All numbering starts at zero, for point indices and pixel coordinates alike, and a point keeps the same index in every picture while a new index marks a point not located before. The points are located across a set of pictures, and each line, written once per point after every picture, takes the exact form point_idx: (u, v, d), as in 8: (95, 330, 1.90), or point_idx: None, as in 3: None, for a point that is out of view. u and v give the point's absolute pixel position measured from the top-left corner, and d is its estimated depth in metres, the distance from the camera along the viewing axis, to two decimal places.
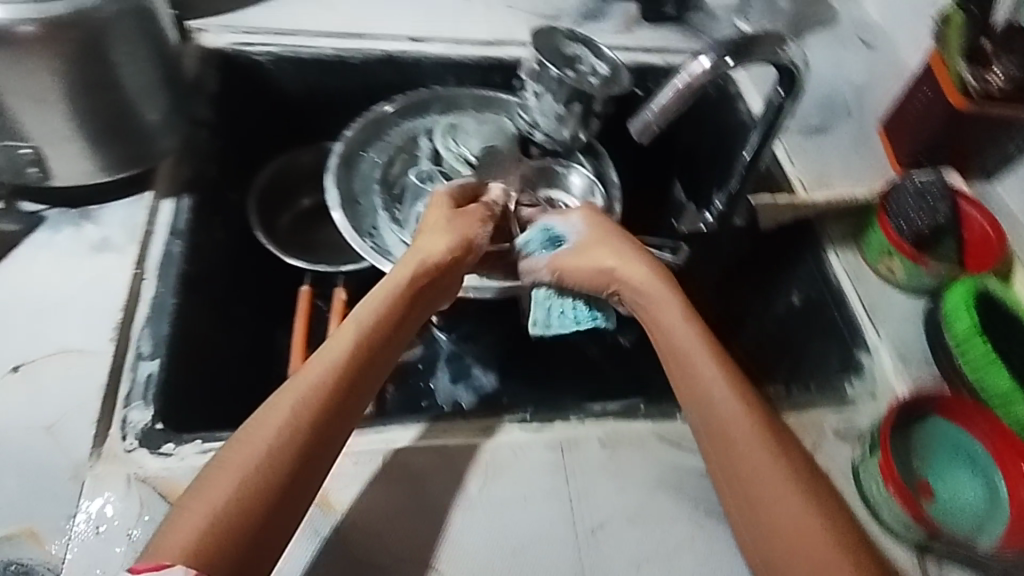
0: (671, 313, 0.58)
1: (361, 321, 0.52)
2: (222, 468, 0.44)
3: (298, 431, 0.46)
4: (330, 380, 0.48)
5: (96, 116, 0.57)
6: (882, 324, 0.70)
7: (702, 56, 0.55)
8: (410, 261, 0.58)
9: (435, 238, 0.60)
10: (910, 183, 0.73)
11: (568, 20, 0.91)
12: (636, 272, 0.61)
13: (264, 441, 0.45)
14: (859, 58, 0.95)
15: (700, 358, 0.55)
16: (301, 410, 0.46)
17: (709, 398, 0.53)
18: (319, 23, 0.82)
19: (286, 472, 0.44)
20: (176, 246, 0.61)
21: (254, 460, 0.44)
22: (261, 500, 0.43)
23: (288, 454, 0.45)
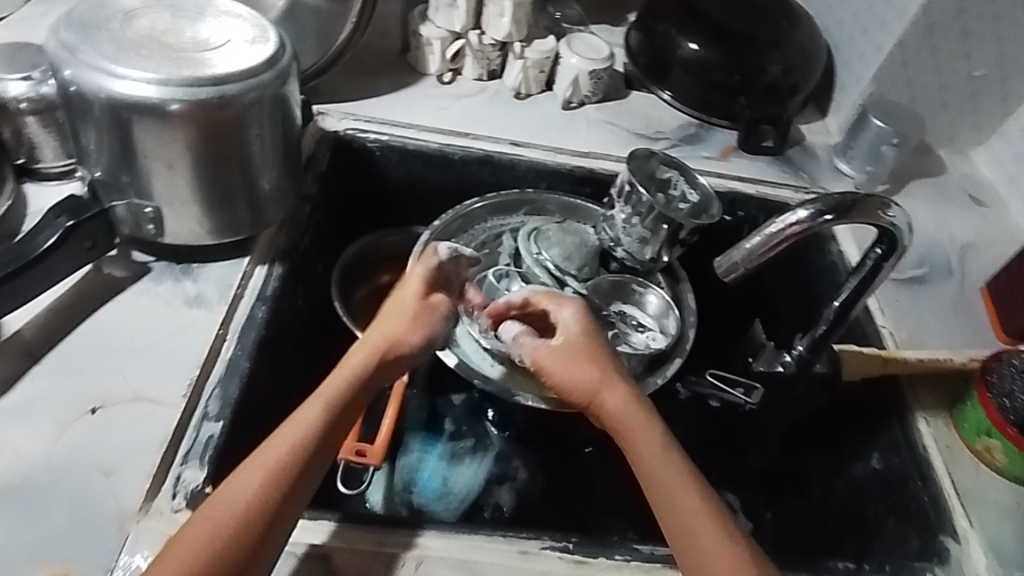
0: (634, 425, 0.57)
1: (328, 392, 0.54)
2: (190, 538, 0.45)
3: (271, 493, 0.48)
4: (300, 443, 0.51)
5: (218, 185, 0.63)
6: (974, 510, 0.64)
7: (801, 208, 0.55)
8: (369, 339, 0.59)
9: (392, 314, 0.62)
10: (1011, 362, 0.67)
11: (664, 142, 0.93)
12: (611, 390, 0.60)
13: (238, 502, 0.47)
14: (962, 217, 0.92)
15: (657, 459, 0.55)
16: (275, 469, 0.49)
17: (681, 506, 0.53)
18: (430, 120, 0.87)
19: (261, 527, 0.47)
20: (260, 310, 0.64)
21: (234, 514, 0.46)
22: (239, 551, 0.46)
23: (260, 517, 0.47)
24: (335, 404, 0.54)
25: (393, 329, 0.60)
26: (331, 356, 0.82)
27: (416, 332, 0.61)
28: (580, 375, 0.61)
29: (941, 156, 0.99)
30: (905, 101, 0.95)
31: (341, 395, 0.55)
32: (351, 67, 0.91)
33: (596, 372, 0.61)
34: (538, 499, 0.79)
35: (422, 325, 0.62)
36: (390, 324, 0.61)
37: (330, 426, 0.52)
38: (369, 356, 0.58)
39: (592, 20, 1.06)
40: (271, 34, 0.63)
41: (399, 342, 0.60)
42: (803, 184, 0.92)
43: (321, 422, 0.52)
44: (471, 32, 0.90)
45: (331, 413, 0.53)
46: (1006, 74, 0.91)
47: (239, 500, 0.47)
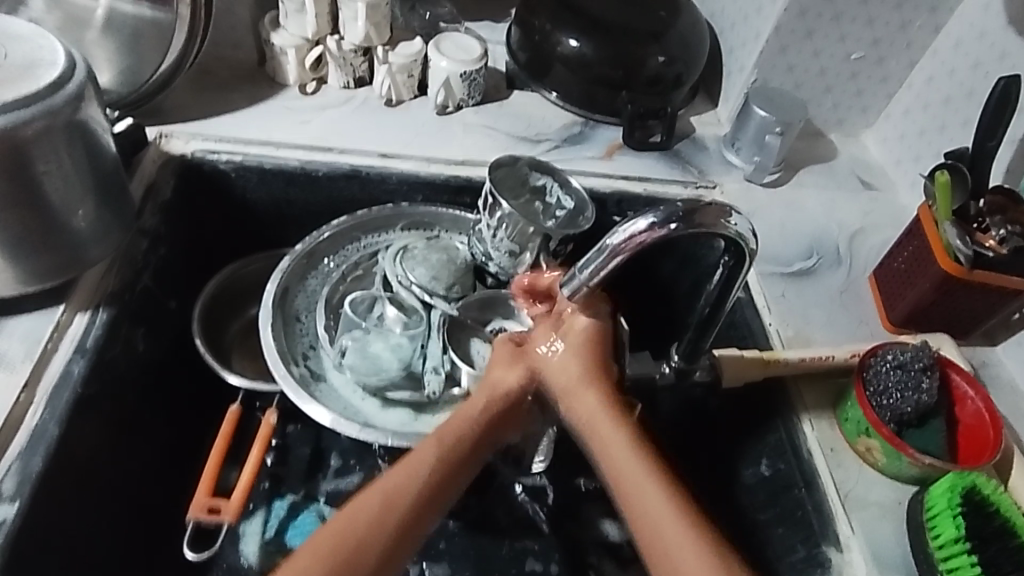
0: (619, 441, 0.55)
1: (455, 434, 0.55)
2: (312, 551, 0.48)
3: (387, 525, 0.49)
4: (422, 484, 0.52)
5: (11, 229, 0.55)
6: (856, 513, 0.61)
7: (642, 217, 0.52)
8: (487, 388, 0.59)
9: (509, 365, 0.61)
10: (889, 355, 0.64)
11: (547, 143, 0.89)
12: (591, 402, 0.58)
13: (354, 527, 0.49)
14: (853, 201, 0.90)
15: (649, 493, 0.52)
16: (391, 502, 0.50)
17: (655, 531, 0.50)
18: (288, 134, 0.81)
19: (372, 558, 0.48)
20: (76, 365, 0.58)
21: (353, 539, 0.48)
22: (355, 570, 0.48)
23: (377, 545, 0.49)
24: (450, 449, 0.54)
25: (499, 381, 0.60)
26: (190, 400, 0.75)
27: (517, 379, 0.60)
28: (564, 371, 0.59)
29: (831, 139, 0.97)
30: (789, 87, 0.93)
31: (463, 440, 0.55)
32: (201, 83, 0.84)
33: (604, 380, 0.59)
34: (431, 531, 0.73)
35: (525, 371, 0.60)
36: (507, 377, 0.60)
37: (447, 471, 0.53)
38: (486, 406, 0.58)
39: (470, 18, 1.01)
40: (58, 55, 0.56)
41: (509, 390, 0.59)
42: (692, 178, 0.89)
43: (439, 469, 0.53)
44: (328, 38, 0.84)
45: (446, 459, 0.54)
46: (883, 55, 0.90)
47: (364, 522, 0.49)
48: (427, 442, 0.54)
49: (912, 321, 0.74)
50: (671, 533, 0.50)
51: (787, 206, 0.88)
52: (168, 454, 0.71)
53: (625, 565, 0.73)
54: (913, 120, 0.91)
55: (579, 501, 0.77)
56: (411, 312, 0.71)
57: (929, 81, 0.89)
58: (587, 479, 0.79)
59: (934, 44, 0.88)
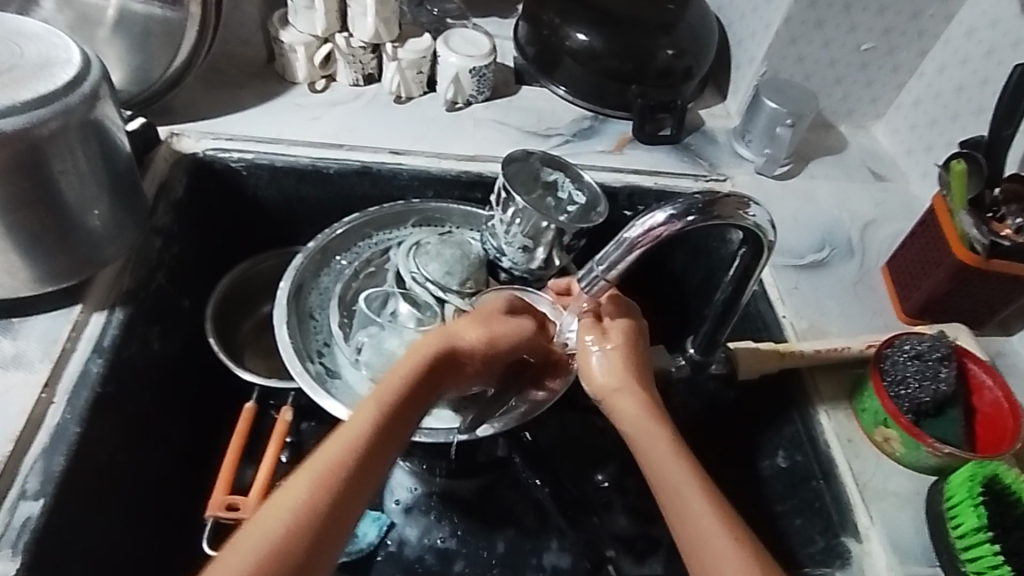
0: (654, 440, 0.54)
1: (391, 394, 0.54)
2: (240, 543, 0.44)
3: (318, 506, 0.46)
4: (356, 454, 0.49)
5: (26, 228, 0.55)
6: (875, 503, 0.61)
7: (659, 209, 0.52)
8: (436, 338, 0.58)
9: (473, 322, 0.60)
10: (905, 346, 0.64)
11: (557, 138, 0.89)
12: (627, 404, 0.56)
13: (283, 514, 0.46)
14: (865, 193, 0.90)
15: (691, 487, 0.50)
16: (327, 479, 0.48)
17: (692, 521, 0.48)
18: (299, 131, 0.81)
19: (302, 546, 0.45)
20: (95, 364, 0.58)
21: (282, 524, 0.45)
22: (287, 558, 0.44)
23: (309, 524, 0.46)
24: (387, 408, 0.53)
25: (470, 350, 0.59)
26: (206, 399, 0.75)
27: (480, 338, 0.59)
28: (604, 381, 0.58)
29: (840, 131, 0.97)
30: (800, 79, 0.92)
31: (398, 400, 0.53)
32: (211, 82, 0.84)
33: (623, 371, 0.58)
34: (448, 534, 0.73)
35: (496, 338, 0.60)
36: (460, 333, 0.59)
37: (384, 433, 0.52)
38: (428, 354, 0.57)
39: (477, 14, 1.00)
40: (72, 54, 0.56)
41: (460, 344, 0.59)
42: (702, 172, 0.88)
43: (373, 437, 0.51)
44: (337, 34, 0.84)
45: (384, 425, 0.52)
46: (893, 44, 0.89)
47: (287, 510, 0.46)
48: (365, 405, 0.52)
49: (927, 312, 0.74)
50: (709, 518, 0.48)
51: (798, 198, 0.88)
52: (186, 452, 0.71)
53: (641, 558, 0.73)
54: (924, 110, 0.91)
55: (597, 495, 0.77)
56: (425, 308, 0.71)
57: (941, 71, 0.88)
58: (604, 474, 0.78)
59: (946, 33, 0.88)
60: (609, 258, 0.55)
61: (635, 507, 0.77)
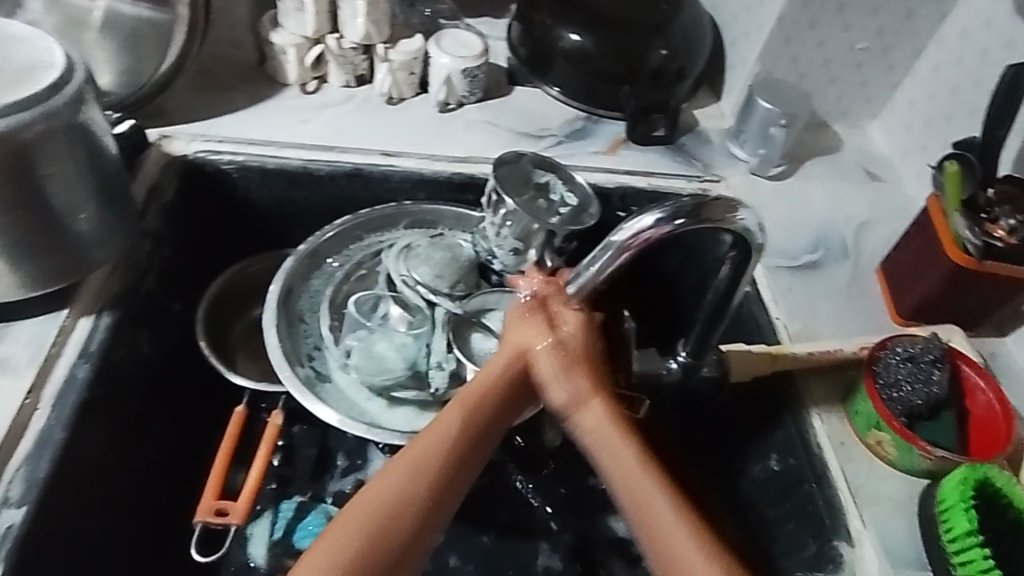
0: (597, 416, 0.52)
1: (478, 394, 0.53)
2: (339, 525, 0.45)
3: (414, 496, 0.47)
4: (447, 451, 0.49)
5: (11, 233, 0.54)
6: (867, 507, 0.61)
7: (648, 213, 0.52)
8: (511, 342, 0.55)
9: (529, 325, 0.55)
10: (899, 348, 0.64)
11: (550, 139, 0.88)
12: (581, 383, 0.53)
13: (378, 506, 0.46)
14: (859, 193, 0.89)
15: (631, 462, 0.50)
16: (418, 470, 0.48)
17: (639, 500, 0.48)
18: (289, 134, 0.80)
19: (403, 537, 0.46)
20: (81, 369, 0.58)
21: (376, 514, 0.45)
22: (387, 550, 0.45)
23: (405, 519, 0.46)
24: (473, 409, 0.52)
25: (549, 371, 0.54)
26: (196, 403, 0.75)
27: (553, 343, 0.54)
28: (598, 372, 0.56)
29: (835, 131, 0.97)
30: (794, 79, 0.92)
31: (484, 402, 0.53)
32: (202, 84, 0.84)
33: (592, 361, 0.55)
34: (440, 539, 0.73)
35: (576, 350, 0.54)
36: (524, 334, 0.55)
37: (470, 435, 0.51)
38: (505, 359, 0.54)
39: (470, 14, 1.00)
40: (56, 57, 0.56)
41: (532, 348, 0.55)
42: (696, 173, 0.88)
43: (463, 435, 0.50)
44: (328, 36, 0.83)
45: (469, 424, 0.51)
46: (888, 44, 0.89)
47: (382, 500, 0.46)
48: (453, 404, 0.52)
49: (921, 313, 0.74)
50: (655, 496, 0.48)
51: (793, 198, 0.87)
52: (175, 456, 0.71)
53: (634, 562, 0.72)
54: (918, 110, 0.90)
55: (590, 498, 0.76)
56: (415, 311, 0.71)
57: (935, 71, 0.88)
58: (597, 477, 0.78)
59: (940, 33, 0.87)
60: (596, 262, 0.54)
61: None
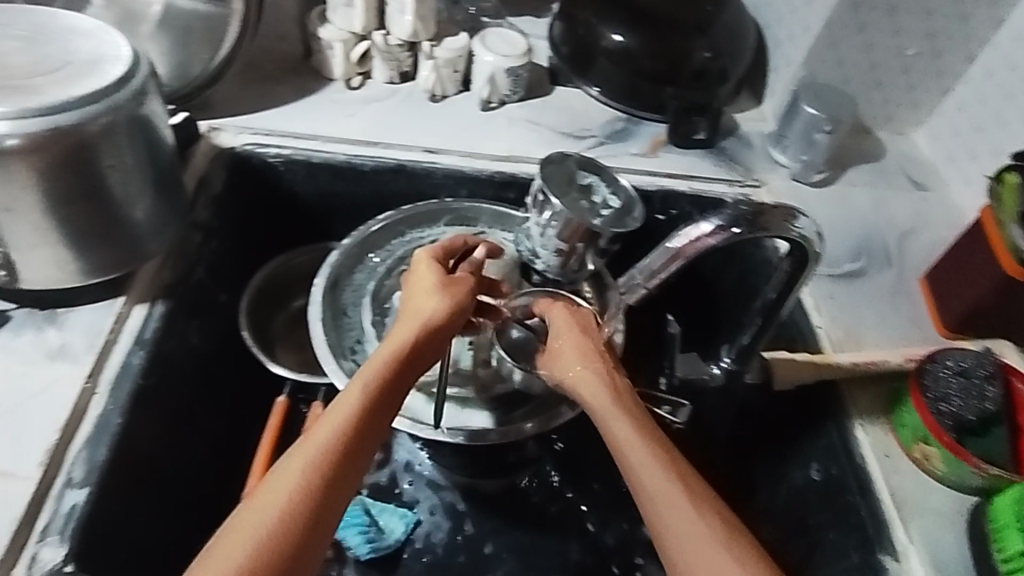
0: (604, 403, 0.56)
1: (371, 372, 0.53)
2: (223, 546, 0.44)
3: (309, 495, 0.47)
4: (334, 442, 0.49)
5: (73, 222, 0.55)
6: (913, 521, 0.60)
7: (705, 220, 0.52)
8: (409, 318, 0.57)
9: (420, 295, 0.59)
10: (948, 361, 0.63)
11: (591, 140, 0.88)
12: (566, 360, 0.59)
13: (266, 511, 0.45)
14: (903, 201, 0.88)
15: (631, 439, 0.53)
16: (311, 467, 0.47)
17: (646, 479, 0.50)
18: (335, 128, 0.81)
19: (294, 537, 0.45)
20: (137, 356, 0.59)
21: (262, 524, 0.45)
22: (276, 559, 0.44)
23: (298, 516, 0.46)
24: (378, 384, 0.52)
25: (564, 354, 0.59)
26: (240, 392, 0.76)
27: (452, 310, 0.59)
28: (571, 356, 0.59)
29: (879, 137, 0.95)
30: (839, 83, 0.90)
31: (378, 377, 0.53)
32: (249, 77, 0.84)
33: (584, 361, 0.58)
34: (474, 533, 0.73)
35: (586, 343, 0.59)
36: (421, 306, 0.58)
37: (378, 408, 0.51)
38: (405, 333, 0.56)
39: (512, 12, 1.00)
40: (122, 51, 0.57)
41: (430, 316, 0.57)
42: (738, 176, 0.87)
43: (361, 417, 0.50)
44: (375, 32, 0.84)
45: (370, 405, 0.51)
46: (938, 50, 0.87)
47: (277, 500, 0.46)
48: (351, 386, 0.52)
49: (968, 324, 0.73)
50: (656, 475, 0.50)
51: (835, 205, 0.87)
52: (219, 444, 0.72)
53: None
54: (968, 118, 0.89)
55: (624, 498, 0.77)
56: None
57: (987, 77, 0.86)
58: None
59: (992, 39, 0.86)
60: (649, 265, 0.55)
61: None
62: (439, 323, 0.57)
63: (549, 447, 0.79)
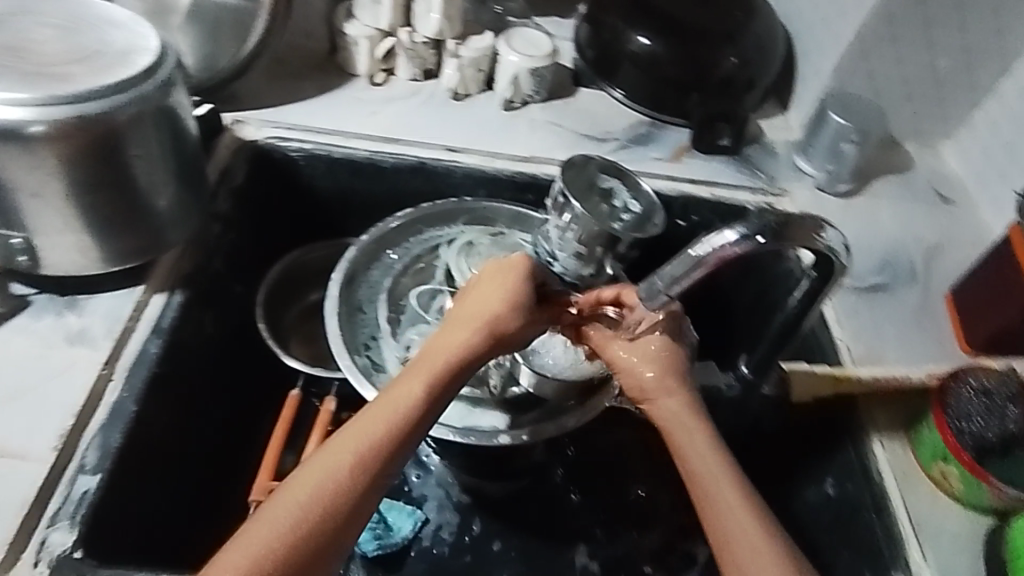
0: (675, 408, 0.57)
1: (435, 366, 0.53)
2: (277, 509, 0.46)
3: (361, 475, 0.48)
4: (392, 427, 0.50)
5: (96, 210, 0.56)
6: (929, 541, 0.59)
7: (727, 229, 0.51)
8: (479, 315, 0.56)
9: (494, 289, 0.58)
10: (973, 380, 0.61)
11: (612, 143, 0.88)
12: (626, 368, 0.59)
13: (320, 487, 0.47)
14: (930, 216, 0.86)
15: (702, 441, 0.55)
16: (368, 451, 0.48)
17: (714, 478, 0.52)
18: (357, 125, 0.81)
19: (340, 516, 0.46)
20: (153, 345, 0.59)
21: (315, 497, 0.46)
22: (321, 532, 0.46)
23: (348, 496, 0.47)
24: (436, 382, 0.53)
25: (625, 363, 0.59)
26: (253, 383, 0.76)
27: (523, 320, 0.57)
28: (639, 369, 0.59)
29: (907, 150, 0.94)
30: (868, 94, 0.89)
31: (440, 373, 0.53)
32: (274, 70, 0.85)
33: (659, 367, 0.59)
34: (480, 534, 0.73)
35: (648, 351, 0.59)
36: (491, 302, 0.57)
37: (426, 407, 0.52)
38: (473, 332, 0.55)
39: (538, 13, 1.00)
40: (151, 42, 0.58)
41: (502, 316, 0.56)
42: (760, 185, 0.86)
43: (416, 408, 0.51)
44: (400, 29, 0.84)
45: (428, 397, 0.52)
46: (972, 63, 0.85)
47: (333, 478, 0.47)
48: (411, 376, 0.53)
49: (996, 345, 0.71)
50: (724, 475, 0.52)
51: (860, 217, 0.85)
52: (231, 434, 0.72)
53: None
54: (1000, 134, 0.87)
55: (634, 507, 0.76)
56: None
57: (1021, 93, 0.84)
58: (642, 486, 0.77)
59: None
60: (669, 272, 0.54)
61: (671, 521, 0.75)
62: (506, 324, 0.56)
63: (559, 451, 0.78)
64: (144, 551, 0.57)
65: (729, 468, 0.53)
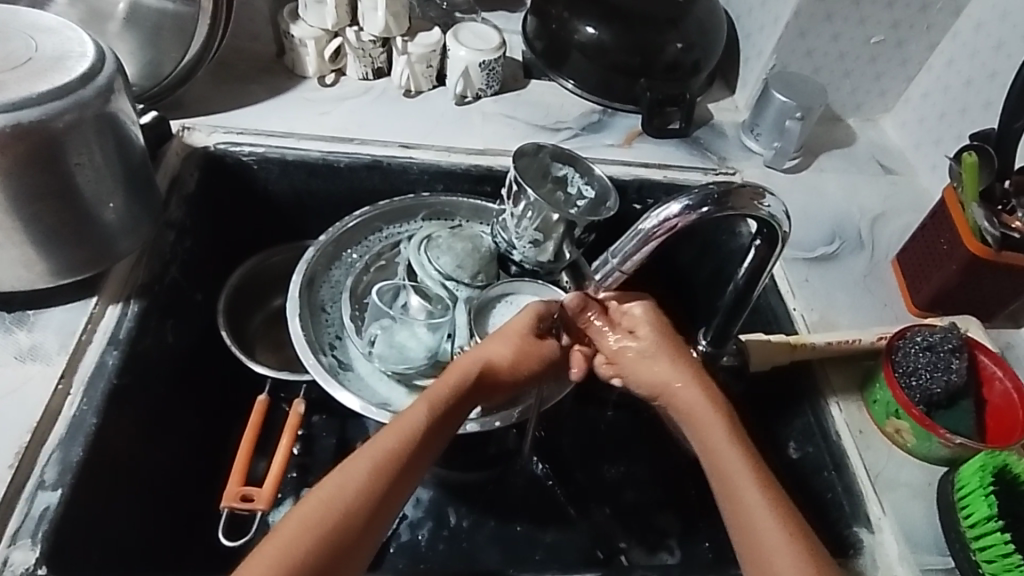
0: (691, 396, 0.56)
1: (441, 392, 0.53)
2: (295, 519, 0.44)
3: (377, 486, 0.46)
4: (407, 441, 0.49)
5: (41, 222, 0.55)
6: (886, 493, 0.61)
7: (673, 202, 0.52)
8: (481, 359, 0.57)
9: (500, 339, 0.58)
10: (919, 336, 0.64)
11: (566, 132, 0.89)
12: (654, 368, 0.58)
13: (336, 500, 0.45)
14: (873, 187, 0.90)
15: (714, 423, 0.54)
16: (384, 463, 0.47)
17: (727, 460, 0.51)
18: (309, 126, 0.81)
19: (357, 530, 0.45)
20: (111, 356, 0.58)
21: (331, 508, 0.44)
22: (337, 545, 0.44)
23: (365, 507, 0.45)
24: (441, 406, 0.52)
25: (636, 359, 0.59)
26: (218, 391, 0.75)
27: (518, 364, 0.58)
28: (650, 374, 0.58)
29: (849, 125, 0.97)
30: (808, 72, 0.92)
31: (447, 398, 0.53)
32: (222, 76, 0.84)
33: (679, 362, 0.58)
34: (458, 526, 0.73)
35: (650, 346, 0.59)
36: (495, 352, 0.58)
37: (437, 432, 0.51)
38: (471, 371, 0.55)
39: (486, 8, 1.01)
40: (89, 48, 0.57)
41: (501, 361, 0.57)
42: (712, 166, 0.88)
43: (426, 425, 0.50)
44: (347, 29, 0.84)
45: (433, 418, 0.51)
46: (902, 38, 0.89)
47: (353, 486, 0.45)
48: (417, 401, 0.52)
49: (937, 304, 0.74)
50: (736, 460, 0.51)
51: (807, 191, 0.88)
52: (198, 444, 0.71)
53: (653, 550, 0.73)
54: (932, 104, 0.91)
55: (607, 486, 0.77)
56: (435, 301, 0.71)
57: (949, 64, 0.88)
58: (614, 467, 0.79)
59: (954, 27, 0.88)
60: (622, 247, 0.56)
61: (644, 498, 0.77)
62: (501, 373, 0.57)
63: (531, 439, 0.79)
64: (112, 565, 0.55)
65: (749, 458, 0.51)
